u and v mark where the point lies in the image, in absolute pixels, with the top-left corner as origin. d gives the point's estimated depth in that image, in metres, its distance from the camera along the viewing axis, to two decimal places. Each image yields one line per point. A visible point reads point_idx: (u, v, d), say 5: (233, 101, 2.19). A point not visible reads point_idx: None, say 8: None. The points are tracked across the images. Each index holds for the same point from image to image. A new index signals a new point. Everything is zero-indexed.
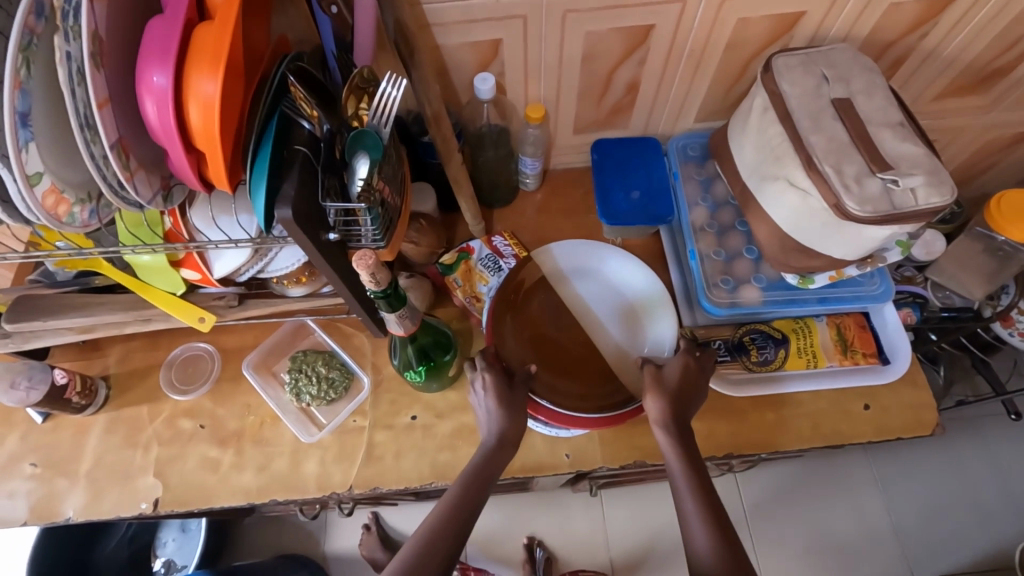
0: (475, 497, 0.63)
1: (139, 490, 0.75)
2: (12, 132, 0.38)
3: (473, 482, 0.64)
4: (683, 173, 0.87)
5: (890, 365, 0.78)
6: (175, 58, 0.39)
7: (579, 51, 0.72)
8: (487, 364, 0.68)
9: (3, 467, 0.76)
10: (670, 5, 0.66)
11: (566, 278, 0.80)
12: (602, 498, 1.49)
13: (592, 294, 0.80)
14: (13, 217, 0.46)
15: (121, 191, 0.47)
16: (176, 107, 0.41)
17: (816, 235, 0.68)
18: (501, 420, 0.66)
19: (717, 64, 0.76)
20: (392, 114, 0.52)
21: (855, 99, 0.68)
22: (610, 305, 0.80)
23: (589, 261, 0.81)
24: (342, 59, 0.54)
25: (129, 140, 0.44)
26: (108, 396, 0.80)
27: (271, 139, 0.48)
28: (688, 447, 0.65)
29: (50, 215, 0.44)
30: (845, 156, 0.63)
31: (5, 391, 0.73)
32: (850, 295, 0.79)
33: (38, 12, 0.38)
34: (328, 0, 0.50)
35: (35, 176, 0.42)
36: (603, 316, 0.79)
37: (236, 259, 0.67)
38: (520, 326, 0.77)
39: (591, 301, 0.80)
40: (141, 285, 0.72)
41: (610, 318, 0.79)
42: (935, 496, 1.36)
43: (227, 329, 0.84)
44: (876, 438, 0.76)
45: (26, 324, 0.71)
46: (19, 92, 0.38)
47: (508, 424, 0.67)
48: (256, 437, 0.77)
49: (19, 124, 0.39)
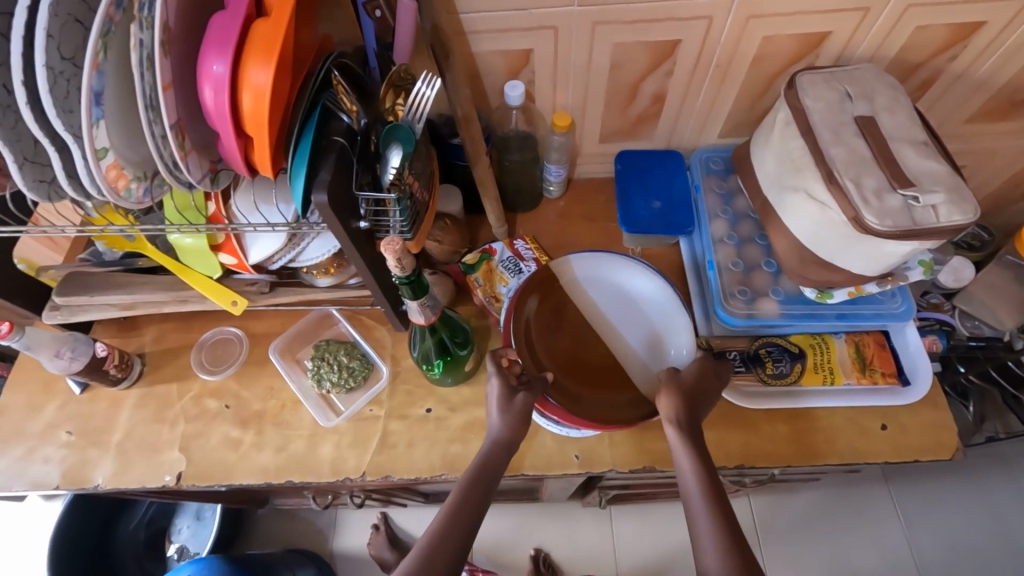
0: (481, 498, 0.63)
1: (164, 463, 0.78)
2: (86, 109, 0.43)
3: (479, 483, 0.64)
4: (704, 186, 0.89)
5: (910, 388, 0.76)
6: (233, 49, 0.43)
7: (607, 62, 0.75)
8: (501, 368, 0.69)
9: (41, 433, 0.81)
10: (696, 20, 0.69)
11: (584, 287, 0.80)
12: (611, 514, 1.48)
13: (610, 304, 0.80)
14: (77, 189, 0.51)
15: (175, 170, 0.51)
16: (231, 93, 0.44)
17: (835, 249, 0.69)
18: (507, 422, 0.67)
19: (742, 79, 0.78)
20: (425, 112, 0.55)
21: (878, 117, 0.69)
22: (629, 315, 0.79)
23: (606, 271, 0.81)
24: (381, 58, 0.58)
25: (186, 123, 0.48)
26: (142, 372, 0.84)
27: (312, 129, 0.51)
28: (701, 451, 0.64)
29: (111, 187, 0.48)
30: (866, 172, 0.64)
31: (50, 358, 0.75)
32: (870, 312, 0.79)
33: (118, 3, 0.42)
34: (372, 4, 0.53)
35: (102, 150, 0.46)
36: (621, 326, 0.79)
37: (272, 245, 0.71)
38: (540, 332, 0.77)
39: (608, 310, 0.80)
40: (181, 267, 0.77)
41: (629, 330, 0.79)
42: (960, 535, 1.31)
43: (257, 315, 0.88)
44: (894, 459, 0.74)
45: (74, 298, 0.76)
46: (96, 73, 0.43)
47: (515, 426, 0.67)
48: (277, 419, 0.80)
49: (93, 102, 0.43)
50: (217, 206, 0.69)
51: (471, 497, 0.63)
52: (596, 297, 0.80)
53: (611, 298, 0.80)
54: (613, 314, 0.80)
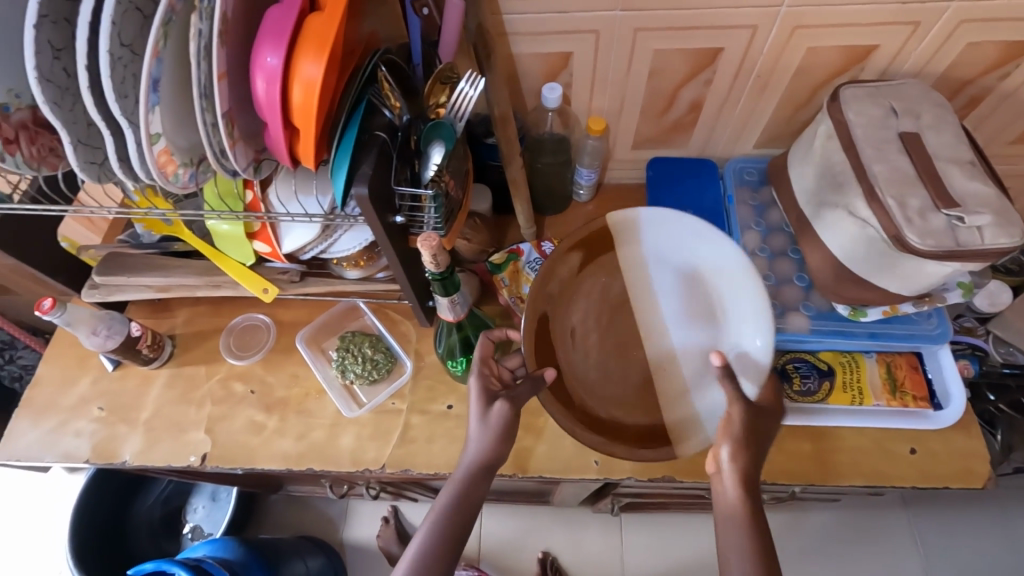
0: (465, 515, 0.63)
1: (189, 444, 0.80)
2: (145, 96, 0.44)
3: (461, 504, 0.63)
4: (737, 197, 0.87)
5: (941, 412, 0.75)
6: (288, 42, 0.44)
7: (646, 68, 0.74)
8: (481, 372, 0.67)
9: (74, 407, 0.83)
10: (740, 28, 0.68)
11: (648, 257, 0.71)
12: (620, 522, 1.47)
13: (674, 287, 0.71)
14: (127, 172, 0.52)
15: (222, 157, 0.52)
16: (283, 85, 0.45)
17: (872, 267, 0.67)
18: (488, 436, 0.64)
19: (783, 90, 0.77)
20: (466, 111, 0.56)
21: (924, 134, 0.67)
22: (687, 309, 0.71)
23: (690, 245, 0.70)
24: (426, 56, 0.58)
25: (236, 112, 0.50)
26: (172, 353, 0.86)
27: (356, 124, 0.52)
28: (755, 502, 0.58)
29: (160, 172, 0.50)
30: (909, 190, 0.63)
31: (86, 335, 0.77)
32: (902, 332, 0.76)
33: None
34: (420, 4, 0.54)
35: (155, 136, 0.47)
36: (674, 319, 0.71)
37: (305, 235, 0.73)
38: (569, 313, 0.70)
39: (666, 294, 0.71)
40: (216, 253, 0.79)
41: (682, 325, 0.71)
42: (981, 565, 1.27)
43: (285, 303, 0.89)
44: (922, 485, 0.72)
45: (113, 278, 0.79)
46: (156, 61, 0.44)
47: (497, 440, 0.64)
48: (300, 406, 0.81)
49: (151, 89, 0.45)
50: (255, 195, 0.71)
51: (462, 500, 0.63)
52: (660, 273, 0.71)
53: (680, 283, 0.71)
54: (671, 299, 0.71)
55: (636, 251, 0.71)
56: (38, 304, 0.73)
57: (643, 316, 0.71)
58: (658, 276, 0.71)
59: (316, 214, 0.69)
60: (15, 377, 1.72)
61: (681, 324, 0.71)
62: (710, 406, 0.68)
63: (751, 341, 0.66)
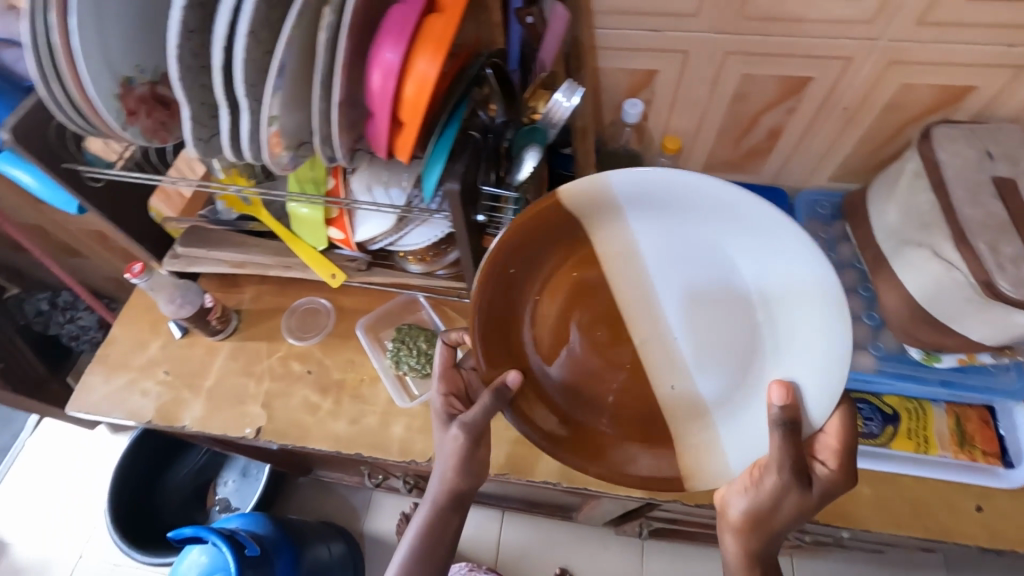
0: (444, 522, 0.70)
1: (246, 415, 0.82)
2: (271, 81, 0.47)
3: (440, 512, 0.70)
4: (808, 229, 0.86)
5: (1012, 471, 0.71)
6: (408, 40, 0.46)
7: (730, 91, 0.74)
8: (443, 402, 0.69)
9: (143, 368, 0.87)
10: (833, 59, 0.68)
11: (689, 249, 0.60)
12: (643, 547, 1.44)
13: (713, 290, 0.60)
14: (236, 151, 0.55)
15: (326, 144, 0.55)
16: (397, 80, 0.47)
17: (954, 311, 0.65)
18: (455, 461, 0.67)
19: (868, 124, 0.76)
20: (561, 121, 0.57)
21: (1020, 180, 0.65)
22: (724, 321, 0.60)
23: (717, 235, 0.59)
24: (523, 66, 0.60)
25: (346, 102, 0.52)
26: (237, 327, 0.89)
27: (456, 124, 0.53)
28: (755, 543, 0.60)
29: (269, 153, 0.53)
30: (1003, 236, 0.61)
31: (163, 300, 0.80)
32: (978, 384, 0.73)
33: None
34: (525, 12, 0.56)
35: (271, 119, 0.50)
36: (707, 330, 0.61)
37: (378, 226, 0.75)
38: (564, 313, 0.63)
39: (702, 296, 0.61)
40: (290, 235, 0.81)
41: (715, 337, 0.61)
42: None
43: (347, 290, 0.92)
44: (990, 547, 0.68)
45: (193, 249, 0.83)
46: (286, 49, 0.47)
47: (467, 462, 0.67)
48: (354, 392, 0.83)
49: (276, 75, 0.48)
50: (336, 181, 0.74)
51: (434, 528, 0.70)
52: (698, 269, 0.60)
53: (722, 286, 0.60)
54: (705, 304, 0.61)
55: (683, 241, 0.60)
56: (127, 267, 0.76)
57: (665, 319, 0.62)
58: (694, 273, 0.61)
59: (390, 206, 0.71)
60: (72, 336, 1.86)
61: (717, 341, 0.61)
62: (732, 442, 0.61)
63: (804, 382, 0.56)
